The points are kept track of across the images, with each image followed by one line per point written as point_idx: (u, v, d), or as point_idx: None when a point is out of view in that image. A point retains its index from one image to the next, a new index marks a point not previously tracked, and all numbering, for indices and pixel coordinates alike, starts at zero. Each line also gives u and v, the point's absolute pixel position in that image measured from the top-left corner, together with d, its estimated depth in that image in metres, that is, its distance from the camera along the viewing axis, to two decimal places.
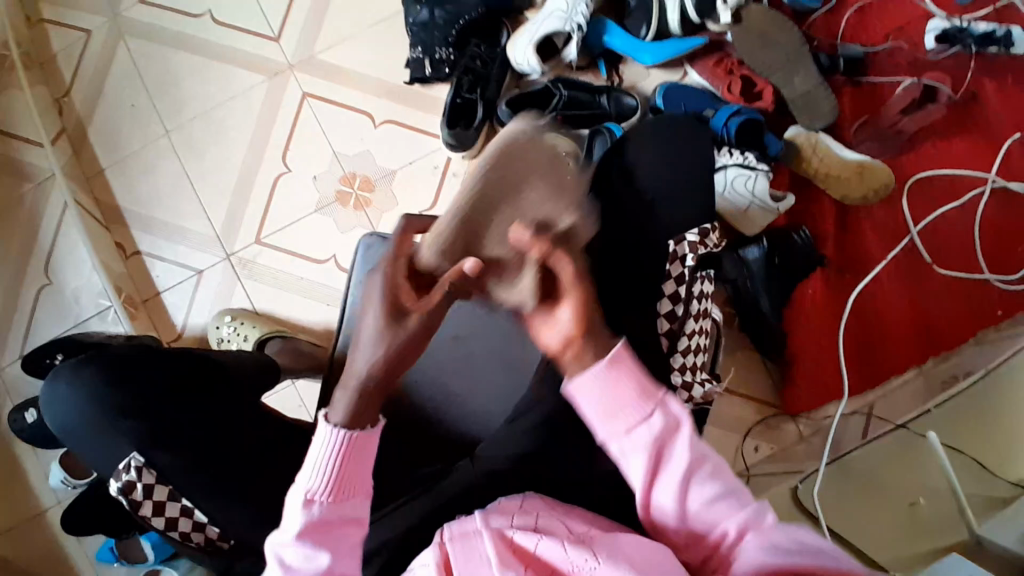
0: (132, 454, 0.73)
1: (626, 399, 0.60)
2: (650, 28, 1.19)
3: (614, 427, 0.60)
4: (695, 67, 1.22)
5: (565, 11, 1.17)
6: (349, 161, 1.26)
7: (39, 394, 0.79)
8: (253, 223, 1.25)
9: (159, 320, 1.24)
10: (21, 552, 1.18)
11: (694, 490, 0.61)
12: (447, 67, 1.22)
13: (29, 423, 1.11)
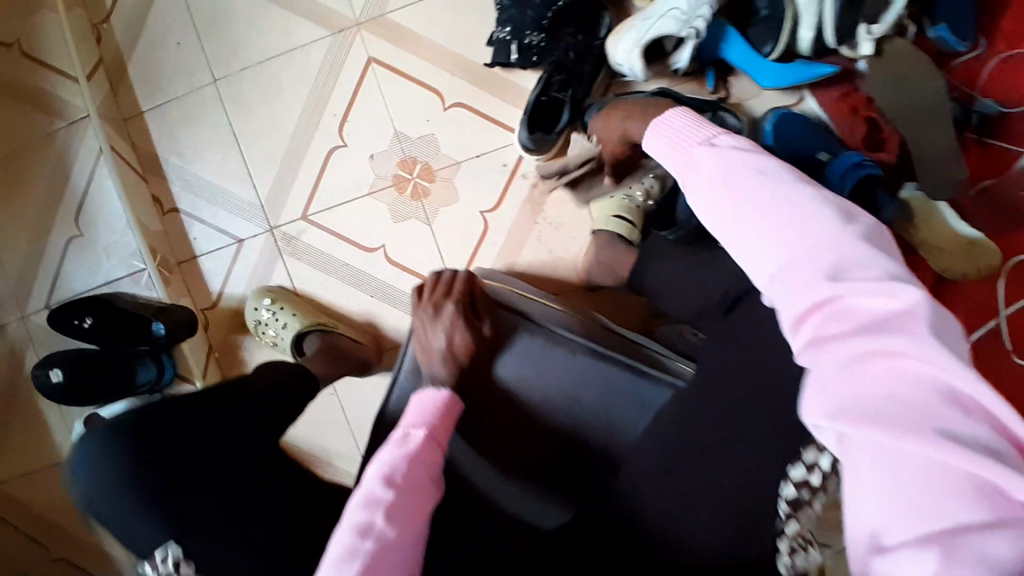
0: (169, 543, 0.65)
1: (687, 134, 0.61)
2: (777, 45, 1.03)
3: (675, 159, 0.60)
4: (816, 96, 1.10)
5: (684, 11, 1.00)
6: (411, 143, 1.14)
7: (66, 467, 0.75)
8: (301, 196, 1.16)
9: (193, 286, 1.18)
10: (32, 496, 1.17)
11: (754, 220, 0.49)
12: (536, 55, 1.07)
13: (52, 383, 1.06)
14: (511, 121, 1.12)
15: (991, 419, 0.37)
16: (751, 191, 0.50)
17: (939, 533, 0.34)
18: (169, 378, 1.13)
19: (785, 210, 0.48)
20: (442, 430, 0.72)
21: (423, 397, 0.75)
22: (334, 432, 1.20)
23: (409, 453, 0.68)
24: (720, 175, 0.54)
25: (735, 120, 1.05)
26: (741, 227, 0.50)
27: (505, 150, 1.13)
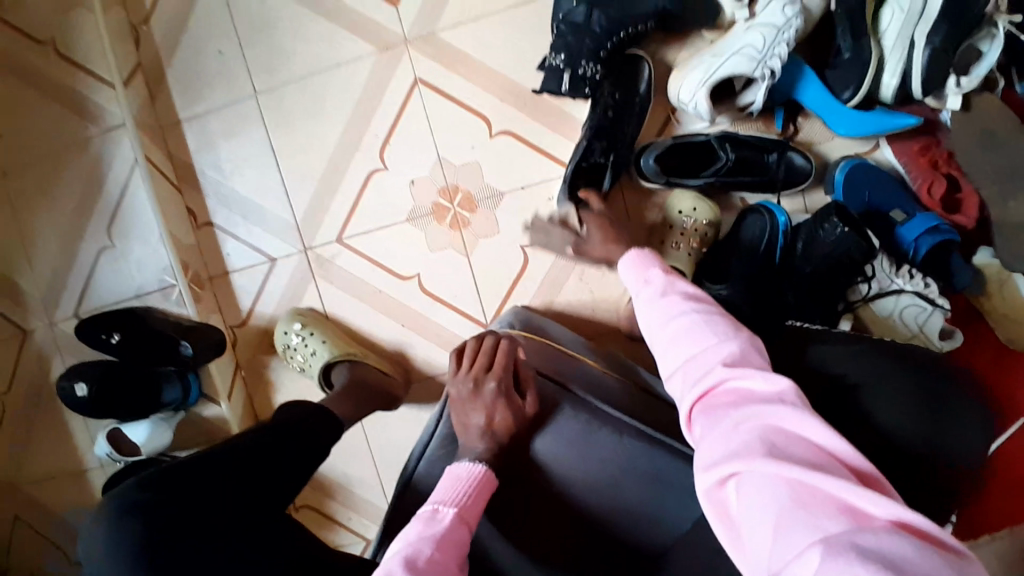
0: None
1: (649, 265, 0.80)
2: (860, 91, 0.94)
3: (638, 286, 0.78)
4: (893, 144, 1.00)
5: (759, 49, 0.93)
6: (453, 170, 1.09)
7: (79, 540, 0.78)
8: (336, 218, 1.12)
9: (224, 302, 1.15)
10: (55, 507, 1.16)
11: (683, 331, 0.68)
12: (588, 88, 1.01)
13: (81, 398, 1.04)
14: (560, 154, 1.07)
15: (831, 453, 0.53)
16: (690, 319, 0.68)
17: (811, 541, 0.46)
18: (195, 399, 1.11)
19: (708, 331, 0.66)
20: (474, 508, 0.70)
21: (458, 471, 0.73)
22: (354, 461, 1.16)
23: (438, 531, 0.66)
24: (668, 303, 0.72)
25: (802, 160, 0.98)
26: (673, 339, 0.68)
27: (551, 185, 1.07)
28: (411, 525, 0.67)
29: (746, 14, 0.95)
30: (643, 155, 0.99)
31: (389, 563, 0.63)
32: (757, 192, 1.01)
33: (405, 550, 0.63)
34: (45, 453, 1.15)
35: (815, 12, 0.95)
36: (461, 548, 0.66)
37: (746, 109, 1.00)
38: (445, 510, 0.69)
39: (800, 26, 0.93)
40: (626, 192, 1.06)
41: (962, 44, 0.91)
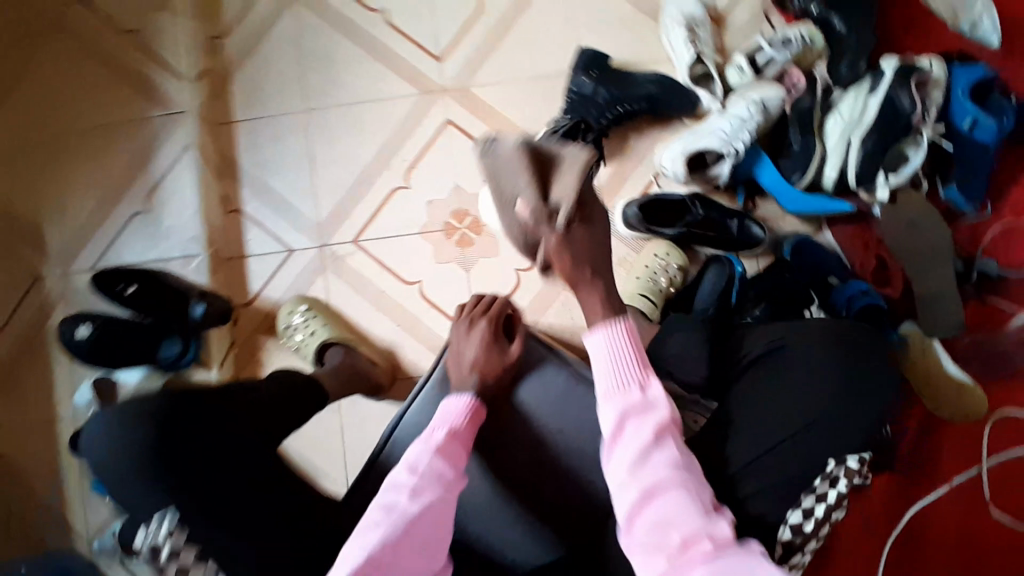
0: (176, 524, 0.68)
1: (627, 374, 0.77)
2: (805, 175, 1.17)
3: (611, 395, 0.76)
4: (834, 229, 1.22)
5: (728, 132, 1.14)
6: (466, 197, 1.25)
7: (82, 432, 0.77)
8: (357, 222, 1.25)
9: (234, 282, 1.24)
10: (26, 454, 1.19)
11: (658, 462, 0.71)
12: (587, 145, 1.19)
13: (79, 338, 1.09)
14: None
15: None
16: (654, 449, 0.72)
17: None
18: (189, 359, 1.15)
19: (674, 466, 0.70)
20: (470, 428, 0.79)
21: (455, 400, 0.81)
22: (325, 450, 1.21)
23: (440, 451, 0.74)
24: (634, 424, 0.74)
25: (759, 229, 1.16)
26: (644, 468, 0.71)
27: None
28: (416, 444, 0.76)
29: (719, 106, 1.19)
30: (626, 207, 1.17)
31: (396, 479, 0.72)
32: (720, 249, 1.16)
33: (411, 468, 0.72)
34: (25, 399, 1.19)
35: (774, 110, 1.17)
36: (459, 462, 0.75)
37: (715, 179, 1.18)
38: (443, 431, 0.77)
39: (759, 119, 1.15)
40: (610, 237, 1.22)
41: (889, 149, 1.14)
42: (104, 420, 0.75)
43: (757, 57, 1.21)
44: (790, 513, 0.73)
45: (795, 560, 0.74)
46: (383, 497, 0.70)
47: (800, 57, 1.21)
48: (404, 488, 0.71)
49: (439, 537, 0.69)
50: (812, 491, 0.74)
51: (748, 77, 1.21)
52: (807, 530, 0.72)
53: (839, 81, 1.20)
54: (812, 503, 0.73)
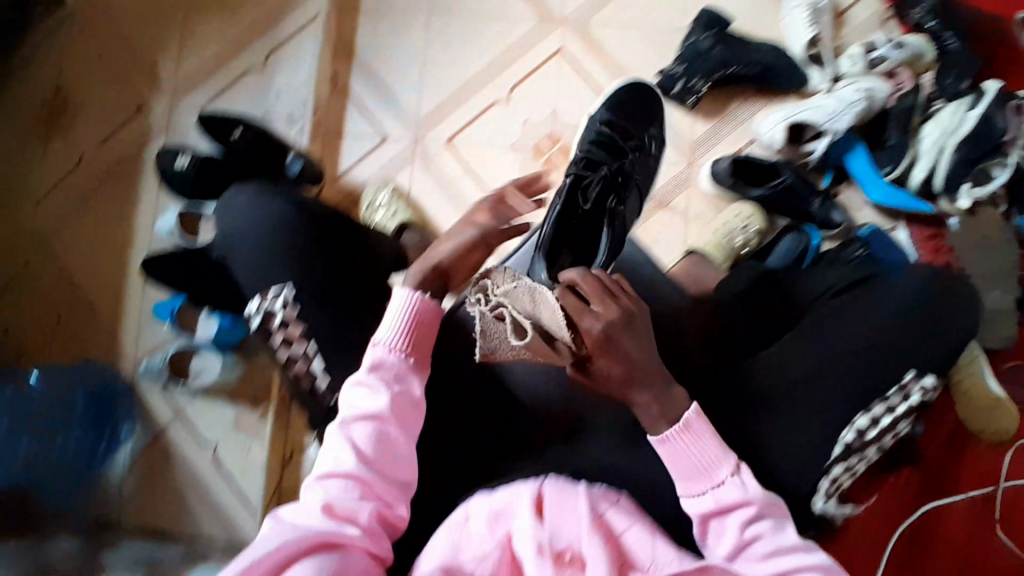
0: (286, 285, 0.78)
1: (700, 467, 0.72)
2: (896, 168, 1.20)
3: (689, 488, 0.73)
4: (908, 228, 1.23)
5: (832, 110, 1.17)
6: (561, 123, 1.27)
7: (222, 202, 0.87)
8: (453, 124, 1.29)
9: (328, 156, 1.29)
10: (96, 269, 1.24)
11: (755, 552, 0.70)
12: (691, 99, 1.23)
13: (173, 167, 1.13)
14: None
15: None
16: (750, 534, 0.70)
17: None
18: None
19: (767, 537, 0.70)
20: (419, 343, 0.76)
21: (396, 304, 0.76)
22: None
23: (390, 381, 0.73)
24: (724, 518, 0.71)
25: (839, 216, 1.18)
26: (742, 558, 0.70)
27: None
28: (362, 371, 0.75)
29: (827, 87, 1.23)
30: (716, 162, 1.21)
31: (347, 429, 0.72)
32: (795, 221, 1.20)
33: (359, 410, 0.72)
34: (108, 216, 1.25)
35: (878, 102, 1.19)
36: (411, 385, 0.74)
37: (808, 155, 1.22)
38: (394, 352, 0.75)
39: (863, 106, 1.17)
40: (691, 191, 1.25)
41: (980, 162, 1.18)
42: (241, 201, 0.85)
43: (872, 50, 1.23)
44: (858, 414, 0.80)
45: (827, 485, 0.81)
46: (334, 447, 0.72)
47: (913, 61, 1.24)
48: (354, 435, 0.71)
49: (398, 471, 0.71)
50: (884, 400, 0.82)
51: (859, 67, 1.23)
52: (870, 433, 0.81)
53: (944, 91, 1.23)
54: (882, 411, 0.81)
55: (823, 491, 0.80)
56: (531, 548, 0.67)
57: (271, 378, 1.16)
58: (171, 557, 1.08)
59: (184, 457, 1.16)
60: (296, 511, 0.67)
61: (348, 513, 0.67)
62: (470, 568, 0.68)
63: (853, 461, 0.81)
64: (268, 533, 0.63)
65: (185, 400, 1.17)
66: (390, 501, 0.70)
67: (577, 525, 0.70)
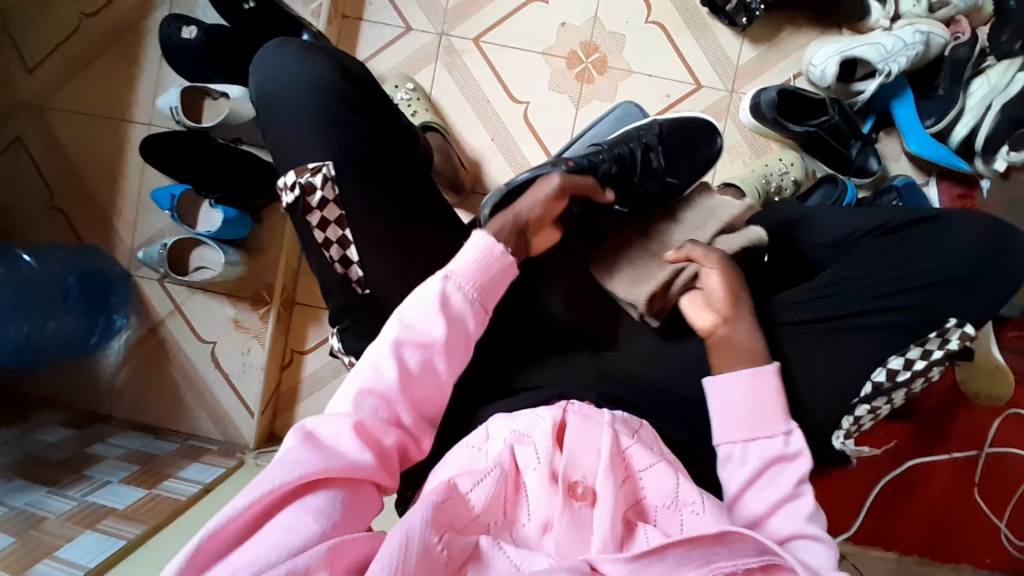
0: (325, 162, 0.74)
1: (761, 412, 0.65)
2: (941, 121, 1.06)
3: (736, 432, 0.65)
4: (940, 184, 1.11)
5: (888, 49, 1.03)
6: (601, 31, 1.18)
7: (261, 56, 0.80)
8: (483, 22, 1.19)
9: (345, 41, 1.21)
10: (91, 144, 1.15)
11: (796, 509, 0.61)
12: (744, 20, 1.11)
13: (181, 39, 1.04)
14: (692, 62, 1.17)
15: None
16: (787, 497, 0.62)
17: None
18: None
19: (800, 504, 0.62)
20: (490, 287, 0.68)
21: (480, 250, 0.68)
22: None
23: (452, 318, 0.65)
24: (769, 474, 0.63)
25: (876, 164, 1.10)
26: (779, 513, 0.61)
27: (670, 85, 1.17)
28: (429, 287, 0.66)
29: (886, 25, 1.07)
30: (761, 92, 1.12)
31: (396, 347, 0.64)
32: (831, 167, 1.12)
33: (411, 332, 0.64)
34: (104, 89, 1.14)
35: (934, 50, 1.05)
36: (472, 324, 0.67)
37: (857, 98, 1.11)
38: (462, 282, 0.67)
39: (920, 51, 1.04)
40: (729, 120, 1.18)
41: None
42: (286, 54, 0.79)
43: None
44: (892, 358, 0.72)
45: (848, 430, 0.73)
46: (375, 360, 0.64)
47: (973, 11, 1.07)
48: (402, 358, 0.63)
49: (426, 408, 0.64)
50: (921, 344, 0.72)
51: (922, 9, 1.07)
52: (900, 379, 0.71)
53: (997, 50, 1.03)
54: (916, 355, 0.71)
55: (842, 428, 0.73)
56: (542, 477, 0.60)
57: (274, 279, 1.10)
58: (166, 449, 1.05)
59: (182, 352, 1.13)
60: (320, 420, 0.58)
61: (377, 437, 0.59)
62: (465, 491, 0.59)
63: (880, 403, 0.72)
64: (288, 449, 0.55)
65: (183, 294, 1.12)
66: (416, 439, 0.63)
67: (594, 459, 0.61)
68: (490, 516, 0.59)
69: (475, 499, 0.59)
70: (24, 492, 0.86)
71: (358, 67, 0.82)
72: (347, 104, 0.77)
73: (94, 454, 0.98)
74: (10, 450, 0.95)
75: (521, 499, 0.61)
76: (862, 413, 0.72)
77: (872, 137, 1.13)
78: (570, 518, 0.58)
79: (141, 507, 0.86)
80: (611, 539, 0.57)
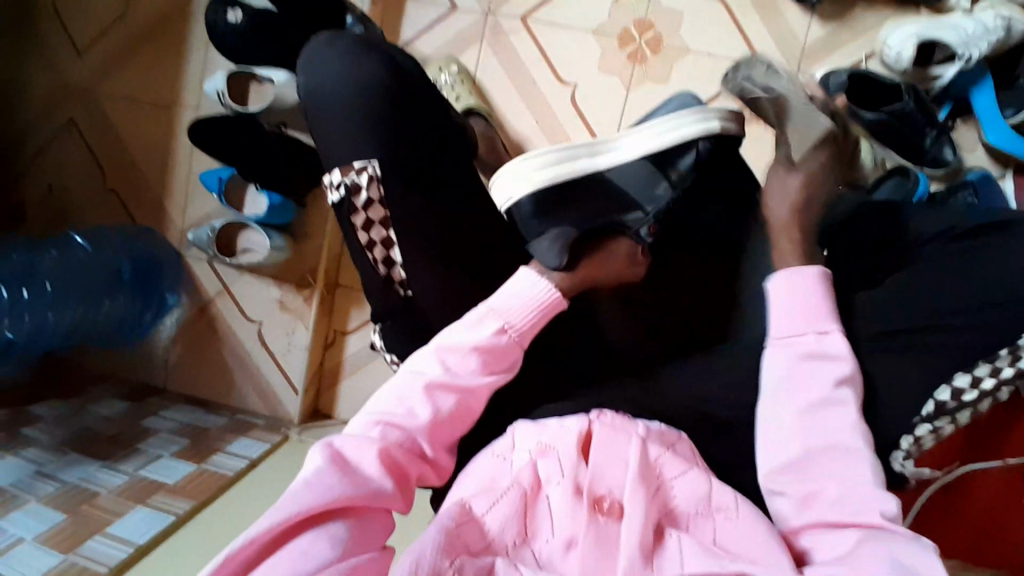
0: (370, 160, 0.73)
1: (811, 304, 0.62)
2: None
3: (790, 324, 0.62)
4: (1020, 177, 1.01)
5: (968, 33, 0.94)
6: (655, 8, 1.11)
7: (300, 55, 0.80)
8: (531, 1, 1.15)
9: (390, 21, 1.20)
10: (145, 125, 1.18)
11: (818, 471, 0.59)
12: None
13: (227, 24, 1.02)
14: (753, 41, 1.09)
15: None
16: (838, 406, 0.58)
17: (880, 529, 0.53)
18: None
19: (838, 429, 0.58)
20: (531, 332, 0.66)
21: (529, 293, 0.66)
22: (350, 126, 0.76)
23: (488, 363, 0.65)
24: (829, 366, 0.59)
25: (951, 154, 1.02)
26: (821, 418, 0.58)
27: (728, 67, 1.10)
28: (476, 333, 0.65)
29: (966, 6, 0.99)
30: (831, 75, 1.03)
31: (429, 391, 0.63)
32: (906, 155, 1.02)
33: (450, 377, 0.64)
34: (155, 71, 1.16)
35: (1016, 36, 0.95)
36: (507, 372, 0.66)
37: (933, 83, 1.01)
38: (510, 332, 0.66)
39: (1001, 37, 0.94)
40: (791, 104, 1.09)
41: None
42: (317, 49, 0.77)
43: None
44: (957, 375, 0.61)
45: (907, 455, 0.63)
46: (406, 395, 0.64)
47: None
48: (436, 399, 0.63)
49: (448, 441, 0.65)
50: (989, 361, 0.61)
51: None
52: (966, 401, 0.61)
53: None
54: (984, 373, 0.61)
55: (901, 448, 0.63)
56: (566, 491, 0.58)
57: (317, 263, 1.12)
58: (215, 424, 1.11)
59: (230, 331, 1.18)
60: (351, 438, 0.60)
61: (399, 465, 0.60)
62: (479, 514, 0.58)
63: (943, 424, 0.62)
64: (314, 469, 0.57)
65: (232, 277, 1.16)
66: (437, 469, 0.64)
67: (623, 472, 0.60)
68: (509, 538, 0.57)
69: (489, 524, 0.58)
70: (80, 465, 0.93)
71: (411, 61, 0.80)
72: (394, 97, 0.74)
73: (147, 428, 1.04)
74: (74, 422, 1.02)
75: (539, 520, 0.58)
76: (923, 434, 0.62)
77: (948, 125, 1.03)
78: (595, 533, 0.56)
79: (188, 482, 0.91)
80: (638, 553, 0.55)
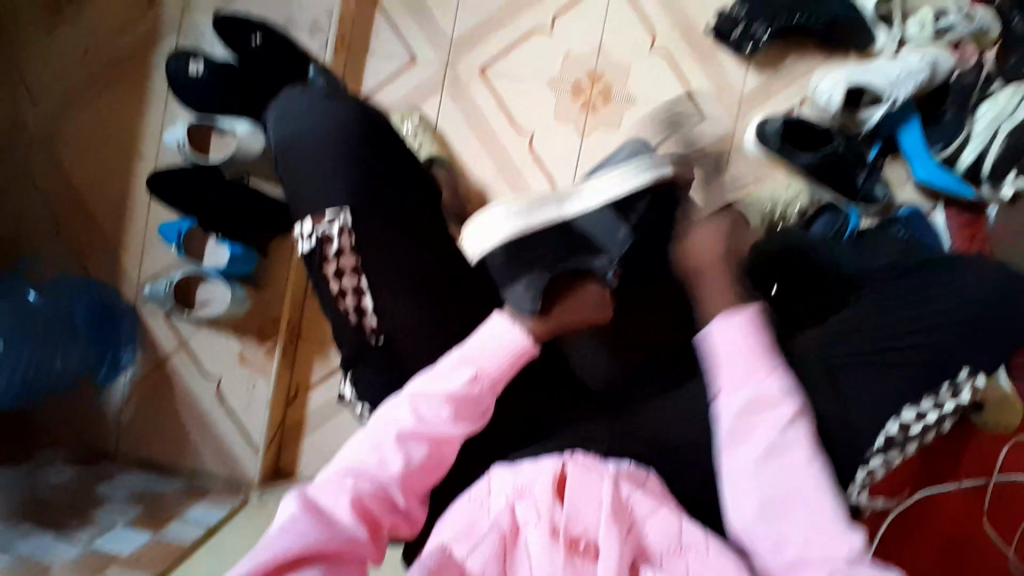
0: (342, 210, 0.74)
1: (751, 350, 0.61)
2: (947, 148, 1.05)
3: (735, 375, 0.60)
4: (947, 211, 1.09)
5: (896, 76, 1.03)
6: (606, 60, 1.17)
7: (268, 105, 0.81)
8: (489, 54, 1.19)
9: (351, 73, 1.22)
10: (96, 178, 1.15)
11: (794, 504, 0.57)
12: (749, 46, 1.11)
13: (187, 74, 1.02)
14: (698, 90, 1.16)
15: None
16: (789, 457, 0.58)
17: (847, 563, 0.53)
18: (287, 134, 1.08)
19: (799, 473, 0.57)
20: (503, 378, 0.67)
21: (502, 337, 0.67)
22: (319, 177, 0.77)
23: (459, 411, 0.64)
24: (769, 418, 0.59)
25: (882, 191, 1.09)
26: (775, 466, 0.58)
27: None
28: (449, 381, 0.65)
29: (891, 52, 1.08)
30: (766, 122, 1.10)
31: (401, 440, 0.62)
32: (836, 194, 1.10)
33: (422, 426, 0.63)
34: (109, 124, 1.14)
35: (941, 75, 1.04)
36: (481, 420, 0.66)
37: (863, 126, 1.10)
38: (483, 380, 0.66)
39: (926, 78, 1.03)
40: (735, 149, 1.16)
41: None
42: (291, 100, 0.80)
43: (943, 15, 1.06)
44: (905, 408, 0.65)
45: (862, 488, 0.66)
46: (380, 443, 0.63)
47: (979, 35, 1.06)
48: (409, 448, 0.62)
49: (422, 491, 0.64)
50: (934, 394, 0.66)
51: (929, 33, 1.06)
52: (913, 431, 0.65)
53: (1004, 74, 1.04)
54: (930, 405, 0.66)
55: (857, 480, 0.66)
56: (543, 533, 0.58)
57: (279, 312, 1.10)
58: (169, 488, 1.05)
59: (186, 388, 1.13)
60: (325, 487, 0.59)
61: (374, 513, 0.59)
62: (461, 557, 0.58)
63: (893, 454, 0.66)
64: (290, 515, 0.56)
65: (189, 331, 1.12)
66: (410, 519, 0.62)
67: (596, 510, 0.59)
68: None
69: (470, 567, 0.58)
70: (27, 540, 0.86)
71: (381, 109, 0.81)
72: (365, 145, 0.76)
73: (98, 496, 0.98)
74: (16, 492, 0.95)
75: (520, 561, 0.59)
76: (876, 465, 0.65)
77: (879, 164, 1.11)
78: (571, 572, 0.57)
79: (144, 553, 0.86)
80: None
